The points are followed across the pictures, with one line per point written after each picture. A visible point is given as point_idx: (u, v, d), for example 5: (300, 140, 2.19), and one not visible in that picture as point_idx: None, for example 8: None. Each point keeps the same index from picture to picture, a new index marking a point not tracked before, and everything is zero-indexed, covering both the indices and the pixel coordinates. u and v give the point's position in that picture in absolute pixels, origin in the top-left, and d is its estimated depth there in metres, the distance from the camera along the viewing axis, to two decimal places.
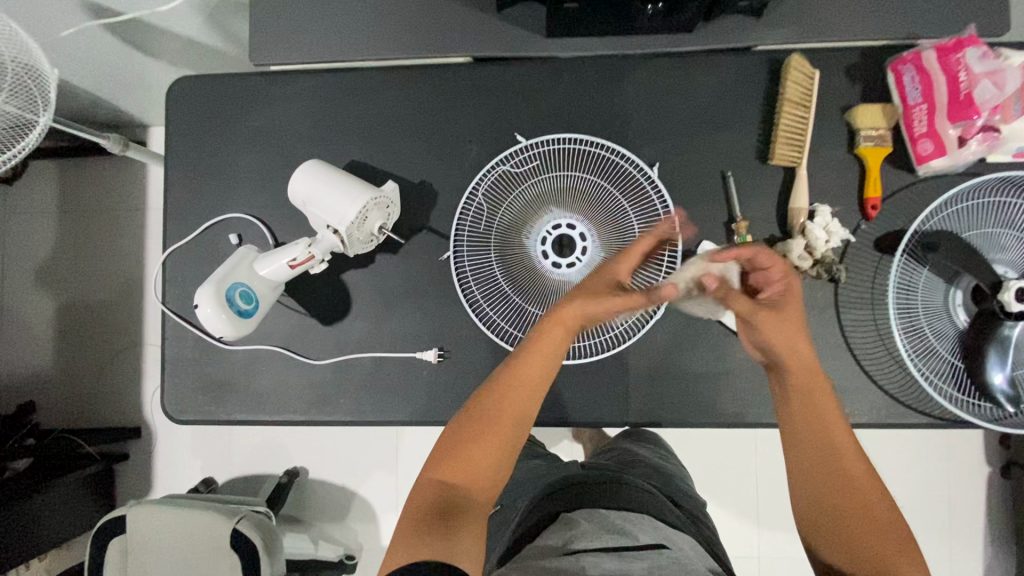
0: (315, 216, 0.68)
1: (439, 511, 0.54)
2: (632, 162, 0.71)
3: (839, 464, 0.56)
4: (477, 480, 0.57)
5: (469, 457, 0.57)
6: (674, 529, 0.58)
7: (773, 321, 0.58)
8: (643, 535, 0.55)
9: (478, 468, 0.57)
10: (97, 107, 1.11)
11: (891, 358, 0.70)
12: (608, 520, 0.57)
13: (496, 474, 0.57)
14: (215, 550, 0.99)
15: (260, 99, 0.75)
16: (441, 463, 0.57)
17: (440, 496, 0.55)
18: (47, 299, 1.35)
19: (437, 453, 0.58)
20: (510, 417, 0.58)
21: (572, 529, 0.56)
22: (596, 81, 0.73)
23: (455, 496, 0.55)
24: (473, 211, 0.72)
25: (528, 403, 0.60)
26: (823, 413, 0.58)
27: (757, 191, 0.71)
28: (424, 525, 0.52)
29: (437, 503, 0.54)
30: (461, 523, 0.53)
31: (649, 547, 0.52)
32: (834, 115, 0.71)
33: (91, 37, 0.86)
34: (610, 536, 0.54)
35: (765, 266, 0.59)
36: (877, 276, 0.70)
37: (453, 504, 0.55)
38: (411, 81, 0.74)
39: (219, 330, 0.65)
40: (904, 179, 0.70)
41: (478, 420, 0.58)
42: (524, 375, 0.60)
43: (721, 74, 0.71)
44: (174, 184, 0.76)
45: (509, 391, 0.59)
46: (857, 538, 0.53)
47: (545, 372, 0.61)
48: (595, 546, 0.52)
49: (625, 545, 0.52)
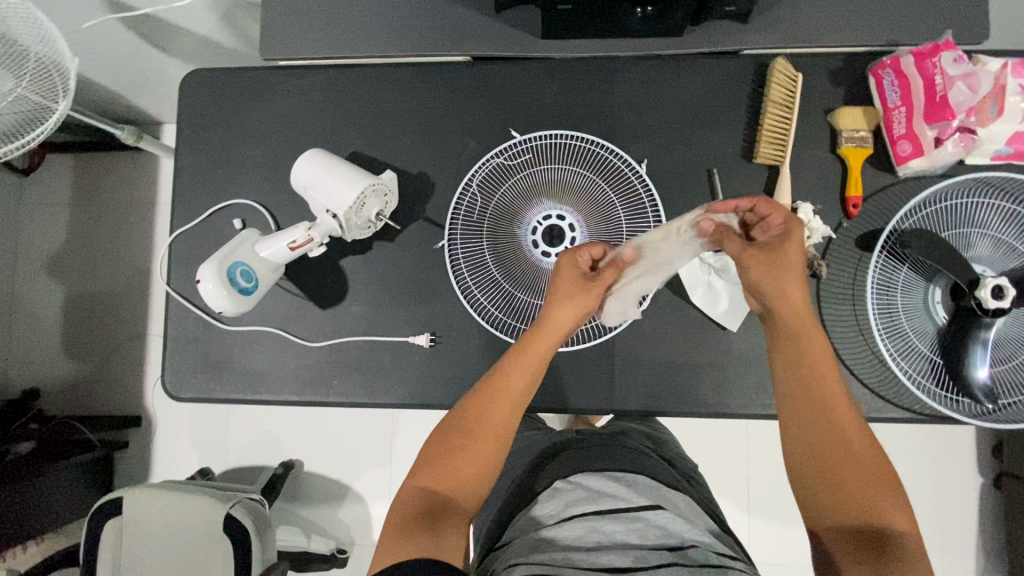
0: (315, 200, 0.71)
1: (422, 513, 0.55)
2: (621, 157, 0.74)
3: (833, 419, 0.57)
4: (459, 487, 0.58)
5: (450, 463, 0.58)
6: (670, 490, 0.61)
7: (761, 260, 0.59)
8: (636, 495, 0.58)
9: (456, 475, 0.58)
10: (113, 101, 1.16)
11: (872, 355, 0.71)
12: (597, 483, 0.60)
13: (482, 484, 0.59)
14: (209, 535, 1.01)
15: (268, 92, 0.79)
16: (424, 470, 0.58)
17: (426, 498, 0.56)
18: (57, 288, 1.39)
19: (422, 460, 0.59)
20: (493, 425, 0.60)
21: (567, 495, 0.59)
22: (588, 80, 0.76)
23: (434, 500, 0.56)
24: (467, 202, 0.75)
25: (512, 416, 0.61)
26: (820, 371, 0.58)
27: (741, 188, 0.73)
28: (413, 526, 0.54)
29: (423, 506, 0.56)
30: (447, 522, 0.55)
31: (642, 508, 0.56)
32: (817, 116, 0.73)
33: (111, 31, 0.90)
34: (601, 497, 0.57)
35: (765, 213, 0.61)
36: (858, 273, 0.72)
37: (435, 508, 0.56)
38: (412, 78, 0.77)
39: (220, 306, 0.68)
40: (885, 179, 0.72)
41: (459, 432, 0.59)
42: (506, 388, 0.61)
43: (709, 76, 0.74)
44: (182, 171, 0.80)
45: (493, 403, 0.61)
46: (846, 494, 0.54)
47: (532, 376, 0.63)
48: (591, 509, 0.56)
49: (618, 505, 0.56)
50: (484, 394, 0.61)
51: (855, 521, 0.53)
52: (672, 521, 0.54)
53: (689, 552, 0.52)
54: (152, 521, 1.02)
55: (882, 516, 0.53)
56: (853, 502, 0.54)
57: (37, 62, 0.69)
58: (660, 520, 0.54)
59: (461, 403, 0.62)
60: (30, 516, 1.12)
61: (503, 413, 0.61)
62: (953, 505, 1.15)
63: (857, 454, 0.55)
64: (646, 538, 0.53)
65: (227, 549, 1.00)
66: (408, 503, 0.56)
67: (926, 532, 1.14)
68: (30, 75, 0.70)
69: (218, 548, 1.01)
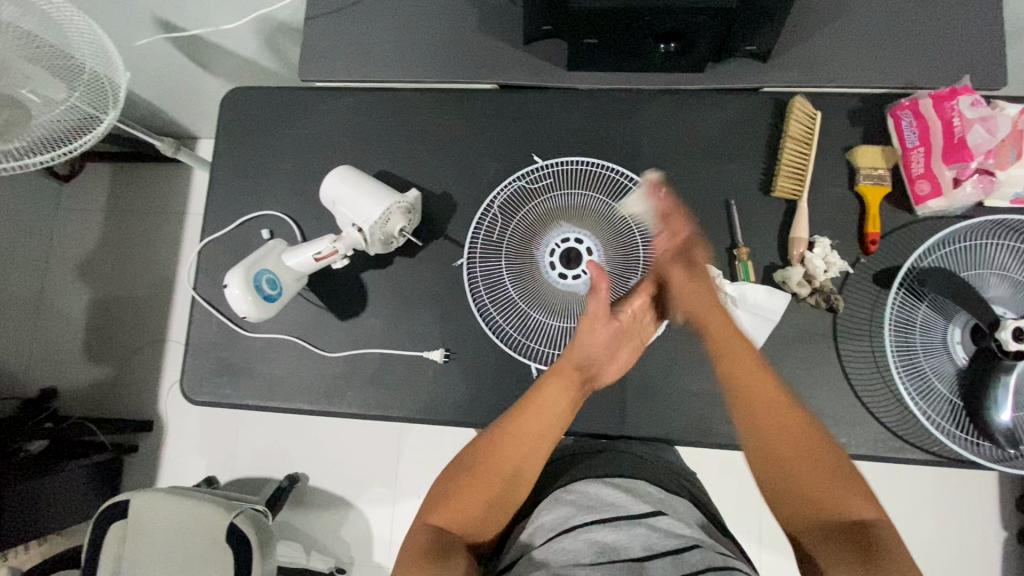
0: (342, 214, 0.73)
1: (434, 548, 0.54)
2: (640, 185, 0.76)
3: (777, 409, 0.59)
4: (467, 522, 0.58)
5: (459, 500, 0.58)
6: (670, 496, 0.62)
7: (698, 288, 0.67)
8: (637, 502, 0.59)
9: (465, 512, 0.58)
10: (156, 113, 1.22)
11: (889, 394, 0.70)
12: (597, 490, 0.61)
13: (492, 523, 0.59)
14: (211, 544, 1.01)
15: (304, 110, 0.83)
16: (434, 508, 0.58)
17: (434, 537, 0.56)
18: (85, 290, 1.43)
19: (432, 499, 0.60)
20: (507, 467, 0.59)
21: (568, 510, 0.59)
22: (611, 111, 0.78)
23: (446, 540, 0.56)
24: (488, 222, 0.77)
25: (526, 462, 0.60)
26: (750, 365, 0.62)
27: (759, 220, 0.74)
28: (422, 562, 0.53)
29: (432, 543, 0.55)
30: (456, 555, 0.54)
31: (644, 516, 0.57)
32: (835, 154, 0.75)
33: (162, 48, 0.96)
34: (601, 507, 0.58)
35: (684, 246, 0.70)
36: (876, 308, 0.71)
37: (446, 546, 0.55)
38: (443, 102, 0.81)
39: (243, 310, 0.70)
40: (903, 218, 0.73)
41: (466, 477, 0.59)
42: (521, 435, 0.61)
43: (729, 111, 0.76)
44: (217, 182, 0.83)
45: (503, 450, 0.60)
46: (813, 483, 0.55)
47: (553, 423, 0.62)
48: (590, 519, 0.57)
49: (617, 514, 0.57)
50: (501, 436, 0.61)
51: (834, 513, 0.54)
52: (675, 525, 0.56)
53: (692, 553, 0.52)
54: (156, 525, 1.02)
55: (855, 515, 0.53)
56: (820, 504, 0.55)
57: (90, 74, 0.74)
58: (663, 525, 0.56)
59: (474, 442, 0.62)
60: (37, 514, 1.13)
61: (515, 458, 0.60)
62: (976, 559, 1.10)
63: (809, 453, 0.57)
64: (651, 546, 0.53)
65: (228, 559, 1.00)
66: (418, 540, 0.56)
67: None
68: (82, 85, 0.74)
69: (218, 557, 1.00)
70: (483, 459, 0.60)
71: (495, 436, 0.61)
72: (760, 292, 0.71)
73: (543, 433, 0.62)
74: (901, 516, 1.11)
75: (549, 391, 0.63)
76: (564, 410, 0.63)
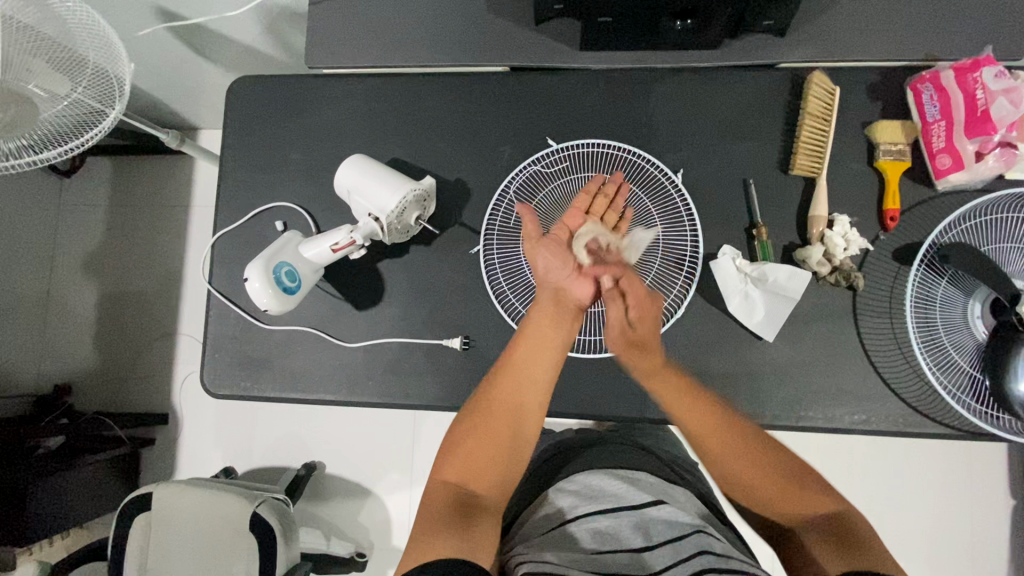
0: (358, 204, 0.72)
1: (455, 509, 0.56)
2: (656, 167, 0.75)
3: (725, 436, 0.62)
4: (482, 477, 0.59)
5: (468, 452, 0.60)
6: (669, 485, 0.66)
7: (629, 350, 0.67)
8: (638, 491, 0.62)
9: (479, 466, 0.60)
10: (154, 104, 1.20)
11: (911, 370, 0.70)
12: (597, 483, 0.64)
13: (502, 475, 0.60)
14: (234, 533, 1.02)
15: (313, 98, 0.81)
16: (448, 467, 0.60)
17: (452, 498, 0.57)
18: (92, 286, 1.43)
19: (448, 458, 0.61)
20: (506, 408, 0.63)
21: (573, 499, 0.62)
22: (624, 91, 0.77)
23: (464, 495, 0.58)
24: (504, 207, 0.76)
25: (525, 397, 0.64)
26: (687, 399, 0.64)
27: (778, 198, 0.73)
28: (442, 523, 0.54)
29: (450, 501, 0.57)
30: (477, 515, 0.56)
31: (644, 504, 0.60)
32: (854, 130, 0.74)
33: (162, 38, 0.94)
34: (602, 497, 0.61)
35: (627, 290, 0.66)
36: (896, 284, 0.71)
37: (466, 500, 0.57)
38: (454, 87, 0.79)
39: (265, 304, 0.69)
40: (923, 193, 0.72)
41: (474, 425, 0.62)
42: (519, 371, 0.65)
43: (746, 88, 0.75)
44: (228, 174, 0.82)
45: (502, 389, 0.64)
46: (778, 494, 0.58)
47: (547, 354, 0.65)
48: (591, 509, 0.60)
49: (619, 503, 0.60)
50: (498, 377, 0.65)
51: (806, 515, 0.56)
52: (674, 514, 0.58)
53: (688, 540, 0.55)
54: (179, 518, 1.03)
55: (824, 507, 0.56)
56: (790, 503, 0.57)
57: (94, 68, 0.72)
58: (664, 514, 0.58)
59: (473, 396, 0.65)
60: (59, 509, 1.14)
61: (513, 392, 0.64)
62: (983, 527, 1.12)
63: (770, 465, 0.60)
64: (651, 536, 0.56)
65: (252, 546, 1.02)
66: (436, 496, 0.58)
67: (951, 551, 1.12)
68: (87, 81, 0.72)
69: (243, 548, 1.02)
70: (484, 402, 0.63)
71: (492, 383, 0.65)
72: (780, 271, 0.70)
73: (536, 366, 0.65)
74: (902, 495, 1.13)
75: (538, 328, 0.66)
76: (560, 341, 0.66)
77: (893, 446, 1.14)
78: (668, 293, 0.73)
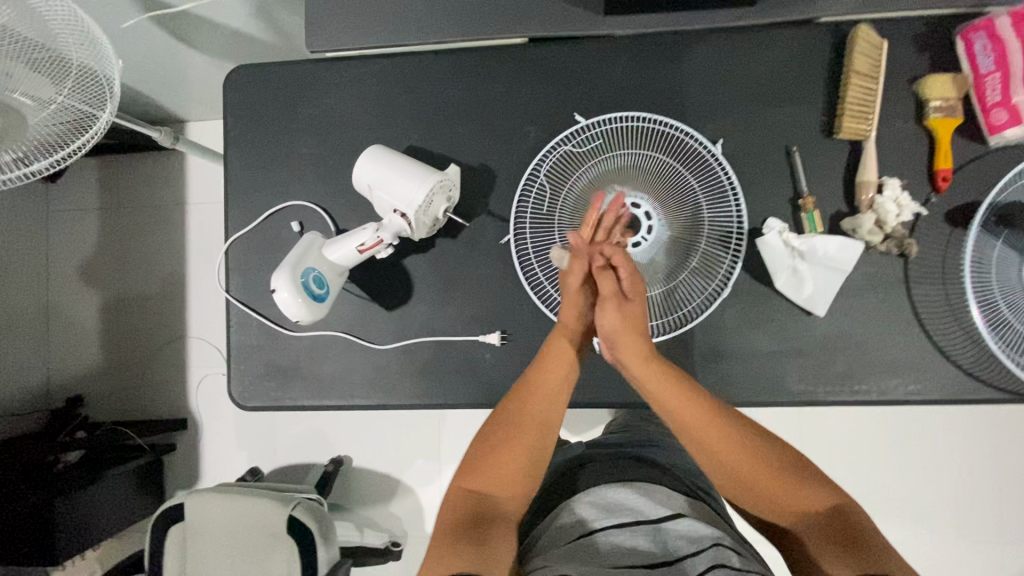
0: (381, 200, 0.68)
1: (473, 518, 0.57)
2: (695, 138, 0.70)
3: (719, 436, 0.60)
4: (505, 487, 0.61)
5: (492, 463, 0.61)
6: (684, 497, 0.64)
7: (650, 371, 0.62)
8: (656, 505, 0.60)
9: (502, 477, 0.60)
10: (139, 100, 1.12)
11: (966, 336, 0.68)
12: (617, 495, 0.62)
13: (523, 486, 0.61)
14: (271, 537, 1.01)
15: (318, 86, 0.75)
16: (470, 476, 0.61)
17: (471, 507, 0.59)
18: (92, 295, 1.38)
19: (469, 463, 0.62)
20: (533, 421, 0.63)
21: (588, 513, 0.61)
22: (655, 58, 0.72)
23: (483, 506, 0.59)
24: (535, 190, 0.72)
25: (552, 412, 0.64)
26: (679, 400, 0.61)
27: (824, 164, 0.70)
28: (459, 534, 0.56)
29: (468, 511, 0.58)
30: (494, 526, 0.57)
31: (662, 519, 0.59)
32: (901, 87, 0.69)
33: (145, 29, 0.87)
34: (619, 511, 0.60)
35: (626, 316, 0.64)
36: (950, 248, 0.68)
37: (484, 512, 0.58)
38: (470, 64, 0.74)
39: (296, 315, 0.66)
40: (975, 149, 0.69)
41: (500, 437, 0.62)
42: (543, 386, 0.64)
43: (784, 48, 0.70)
44: (234, 174, 0.77)
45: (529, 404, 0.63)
46: (773, 492, 0.58)
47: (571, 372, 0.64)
48: (611, 524, 0.59)
49: (638, 518, 0.59)
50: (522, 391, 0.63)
51: (801, 516, 0.57)
52: (694, 527, 0.57)
53: (706, 555, 0.54)
54: (213, 526, 1.02)
55: (822, 506, 0.57)
56: (791, 505, 0.58)
57: (78, 68, 0.65)
58: (684, 528, 0.57)
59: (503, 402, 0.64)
60: (89, 525, 1.12)
61: (544, 406, 0.63)
62: None
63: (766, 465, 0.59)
64: (671, 552, 0.55)
65: (292, 549, 1.01)
66: (455, 509, 0.59)
67: None
68: (72, 81, 0.65)
69: (282, 550, 1.01)
70: (512, 411, 0.63)
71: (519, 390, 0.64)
72: (830, 242, 0.67)
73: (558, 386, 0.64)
74: (926, 466, 1.09)
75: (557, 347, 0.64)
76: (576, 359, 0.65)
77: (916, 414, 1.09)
78: (715, 274, 0.69)
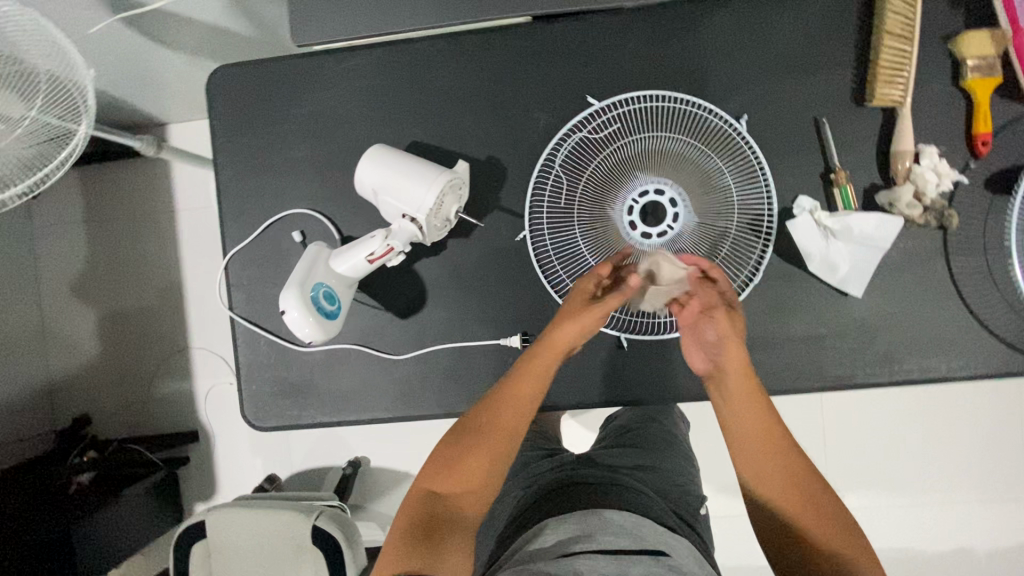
0: (387, 204, 0.63)
1: (426, 522, 0.58)
2: (718, 116, 0.66)
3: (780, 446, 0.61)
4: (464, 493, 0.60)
5: (455, 468, 0.61)
6: (671, 535, 0.60)
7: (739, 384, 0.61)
8: (640, 539, 0.57)
9: (462, 482, 0.61)
10: (118, 107, 1.06)
11: (1008, 307, 0.65)
12: (604, 520, 0.59)
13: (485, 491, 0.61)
14: (295, 548, 1.00)
15: (310, 82, 0.70)
16: (435, 476, 0.61)
17: (427, 512, 0.59)
18: (86, 311, 1.33)
19: (434, 467, 0.62)
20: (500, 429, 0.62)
21: (573, 533, 0.58)
22: (672, 30, 0.67)
23: (439, 509, 0.59)
24: (551, 182, 0.68)
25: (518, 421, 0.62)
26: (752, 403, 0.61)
27: (855, 134, 0.65)
28: (412, 536, 0.56)
29: (422, 517, 0.58)
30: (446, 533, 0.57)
31: (644, 553, 0.56)
32: (936, 46, 0.65)
33: (116, 31, 0.80)
34: (603, 537, 0.57)
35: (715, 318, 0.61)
36: (991, 215, 0.65)
37: (438, 515, 0.59)
38: (472, 49, 0.69)
39: (307, 335, 0.61)
40: (1015, 109, 0.64)
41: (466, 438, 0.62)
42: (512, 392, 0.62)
43: (808, 11, 0.65)
44: (226, 185, 0.72)
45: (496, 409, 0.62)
46: (813, 515, 0.57)
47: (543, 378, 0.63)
48: (591, 547, 0.55)
49: (623, 545, 0.56)
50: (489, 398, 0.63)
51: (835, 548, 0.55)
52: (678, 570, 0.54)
53: None
54: (235, 542, 1.00)
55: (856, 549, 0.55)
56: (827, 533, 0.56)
57: (49, 79, 0.59)
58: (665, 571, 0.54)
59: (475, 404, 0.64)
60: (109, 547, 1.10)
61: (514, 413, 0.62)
62: None
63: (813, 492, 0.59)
64: None
65: (318, 557, 0.99)
66: (414, 511, 0.59)
67: None
68: (43, 96, 0.60)
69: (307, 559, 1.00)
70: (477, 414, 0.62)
71: (494, 397, 0.62)
72: (867, 220, 0.63)
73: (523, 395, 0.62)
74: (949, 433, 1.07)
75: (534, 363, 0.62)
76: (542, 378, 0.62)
77: (935, 395, 1.05)
78: (745, 262, 0.66)
